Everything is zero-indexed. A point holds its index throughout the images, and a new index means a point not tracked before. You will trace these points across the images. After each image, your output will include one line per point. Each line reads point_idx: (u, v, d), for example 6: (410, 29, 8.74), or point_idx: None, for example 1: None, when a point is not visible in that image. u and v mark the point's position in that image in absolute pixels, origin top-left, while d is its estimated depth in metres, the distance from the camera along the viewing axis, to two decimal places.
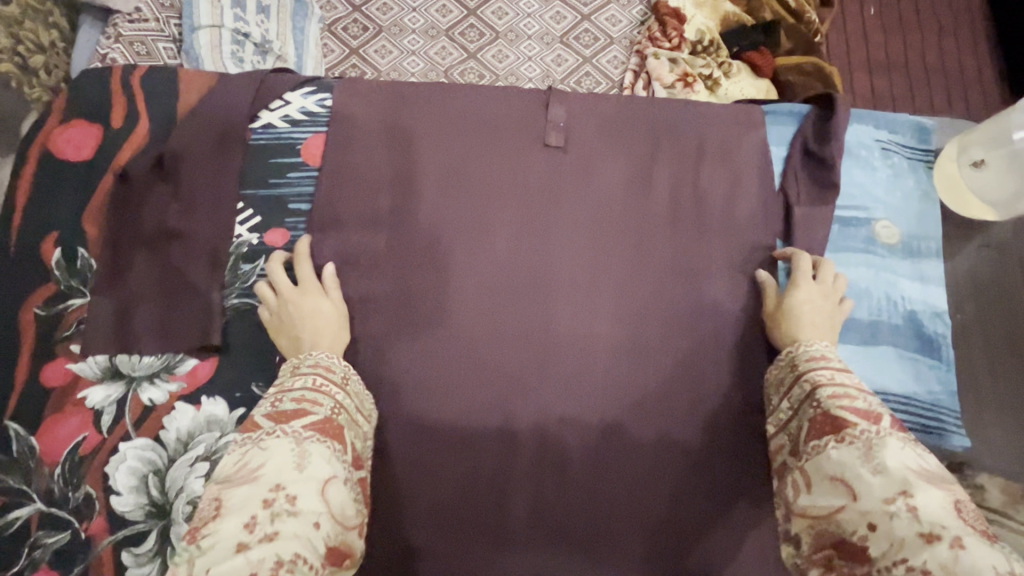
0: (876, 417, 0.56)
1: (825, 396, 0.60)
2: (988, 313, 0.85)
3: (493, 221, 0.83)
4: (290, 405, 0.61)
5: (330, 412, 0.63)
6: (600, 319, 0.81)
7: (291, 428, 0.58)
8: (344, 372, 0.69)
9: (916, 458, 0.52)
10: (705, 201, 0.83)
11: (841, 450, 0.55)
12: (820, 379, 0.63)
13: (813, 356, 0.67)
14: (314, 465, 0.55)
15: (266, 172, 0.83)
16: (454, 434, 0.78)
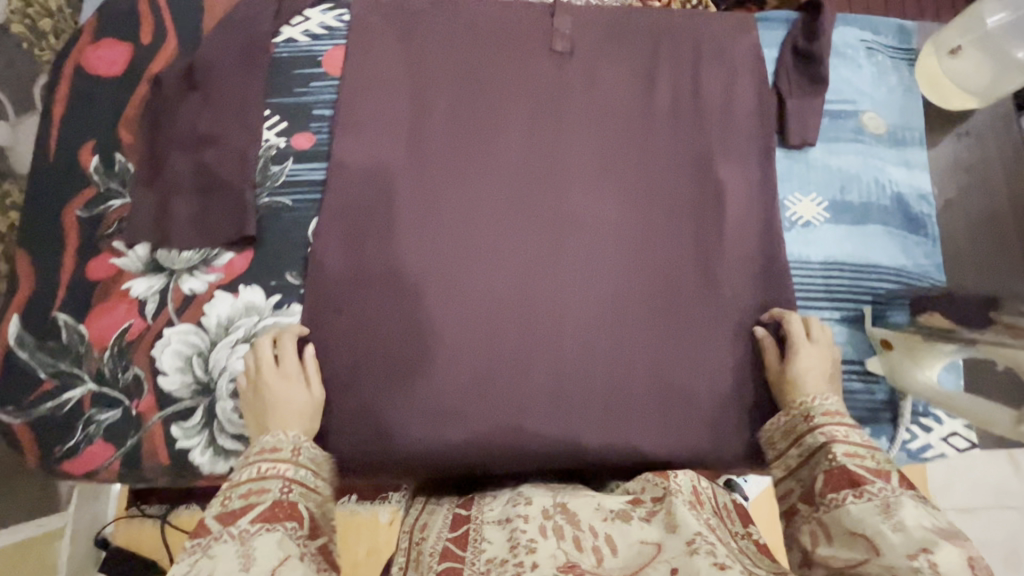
0: (887, 475, 0.59)
1: (840, 453, 0.62)
2: (974, 193, 0.90)
3: (505, 121, 0.87)
4: (237, 503, 0.58)
5: (278, 494, 0.60)
6: (611, 205, 0.85)
7: (235, 527, 0.56)
8: (293, 446, 0.66)
9: (930, 516, 0.54)
10: (705, 98, 0.88)
11: (860, 505, 0.57)
12: (834, 436, 0.64)
13: (826, 412, 0.68)
14: (262, 554, 0.54)
15: (291, 82, 0.88)
16: (475, 320, 0.82)
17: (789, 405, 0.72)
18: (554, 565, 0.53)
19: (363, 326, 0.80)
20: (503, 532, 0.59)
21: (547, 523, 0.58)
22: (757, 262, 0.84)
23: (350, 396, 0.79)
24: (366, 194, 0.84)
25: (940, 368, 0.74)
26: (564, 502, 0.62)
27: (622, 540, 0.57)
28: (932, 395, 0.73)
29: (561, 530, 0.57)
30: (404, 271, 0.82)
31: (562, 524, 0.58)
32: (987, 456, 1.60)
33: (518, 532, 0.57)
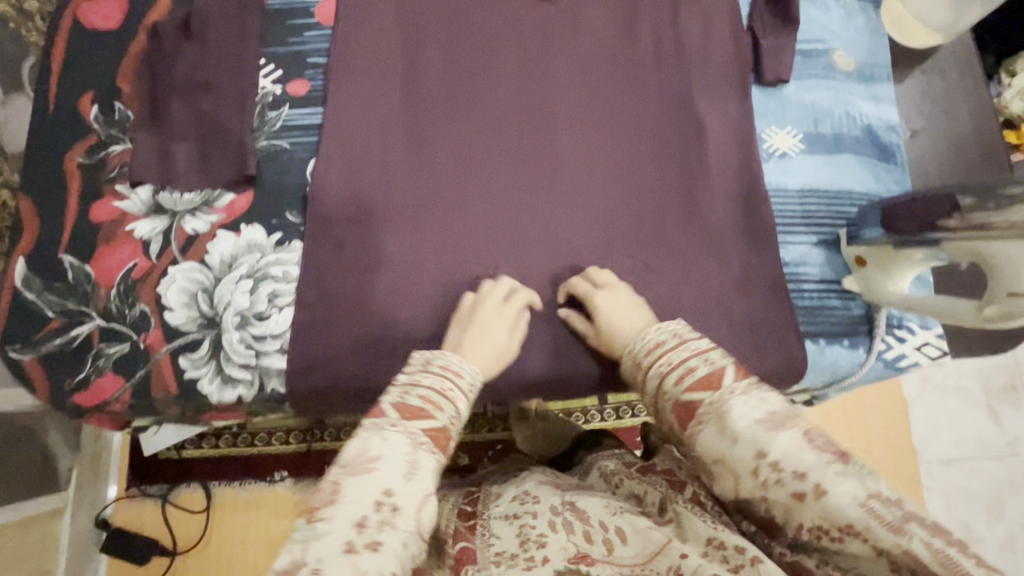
0: (717, 382, 0.52)
1: (671, 385, 0.55)
2: (939, 124, 0.95)
3: (494, 65, 0.91)
4: (415, 401, 0.55)
5: (450, 420, 0.55)
6: (597, 140, 0.89)
7: (411, 427, 0.52)
8: (472, 380, 0.61)
9: (758, 409, 0.49)
10: (684, 40, 0.93)
11: (704, 434, 0.51)
12: (662, 370, 0.57)
13: (650, 349, 0.60)
14: (426, 475, 0.50)
15: (285, 33, 0.91)
16: (471, 252, 0.85)
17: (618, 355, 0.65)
18: (564, 557, 0.53)
19: (365, 261, 0.83)
20: (512, 528, 0.60)
21: (556, 519, 0.58)
22: (737, 191, 0.88)
23: (352, 329, 0.81)
24: (363, 137, 0.87)
25: (909, 277, 0.79)
26: (572, 501, 0.61)
27: (632, 527, 0.56)
28: (903, 303, 0.78)
29: (570, 525, 0.57)
30: (403, 209, 0.85)
31: (571, 520, 0.58)
32: (968, 407, 1.66)
33: (528, 527, 0.58)
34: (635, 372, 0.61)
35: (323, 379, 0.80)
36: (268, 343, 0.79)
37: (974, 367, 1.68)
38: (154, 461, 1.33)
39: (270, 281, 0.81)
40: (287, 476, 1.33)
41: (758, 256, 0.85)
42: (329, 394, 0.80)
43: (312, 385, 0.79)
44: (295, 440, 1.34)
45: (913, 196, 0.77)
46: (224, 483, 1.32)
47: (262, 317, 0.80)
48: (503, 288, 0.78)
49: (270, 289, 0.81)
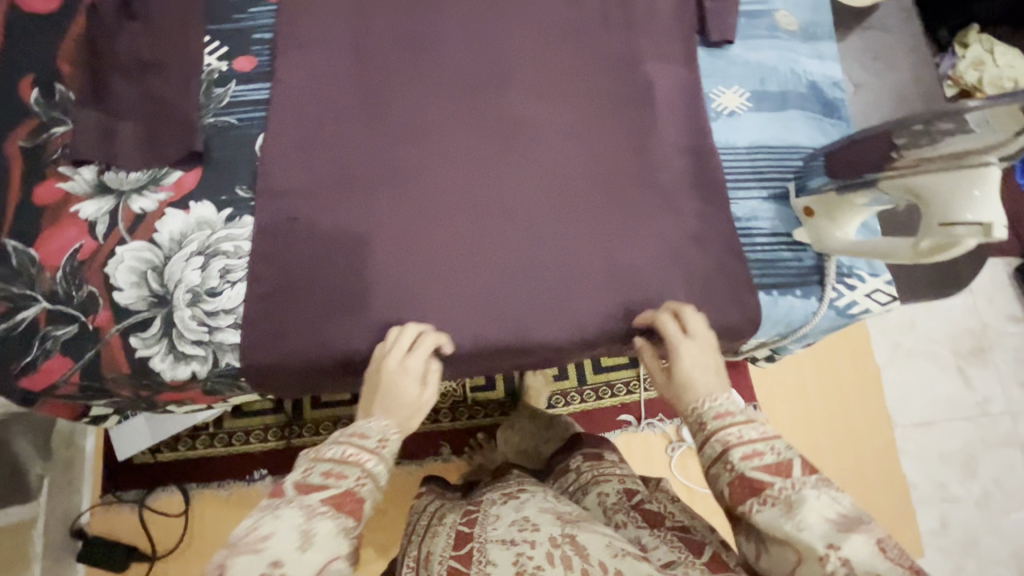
0: (788, 471, 0.58)
1: (736, 459, 0.60)
2: (885, 79, 0.97)
3: (443, 36, 0.91)
4: (317, 476, 0.60)
5: (355, 483, 0.61)
6: (549, 105, 0.89)
7: (308, 500, 0.58)
8: (380, 436, 0.65)
9: (831, 504, 0.55)
10: (630, 4, 0.93)
11: (766, 513, 0.56)
12: (731, 441, 0.61)
13: (717, 415, 0.64)
14: (320, 542, 0.56)
15: (229, 10, 0.90)
16: (428, 220, 0.85)
17: (683, 411, 0.67)
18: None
19: (320, 233, 0.83)
20: (509, 553, 0.65)
21: (553, 552, 0.63)
22: (688, 150, 0.89)
23: (309, 301, 0.80)
24: (313, 111, 0.86)
25: (853, 227, 0.81)
26: (573, 535, 0.65)
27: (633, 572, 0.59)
28: (851, 248, 0.79)
29: (568, 561, 0.62)
30: (356, 181, 0.85)
31: (570, 555, 0.62)
32: (940, 370, 1.70)
33: (524, 558, 0.63)
34: (697, 433, 0.65)
35: (281, 351, 0.79)
36: (221, 318, 0.78)
37: (943, 331, 1.72)
38: (131, 464, 1.29)
39: (222, 257, 0.80)
40: (267, 474, 1.31)
41: (711, 214, 0.86)
42: (290, 366, 0.80)
43: (270, 359, 0.79)
44: (274, 436, 1.33)
45: (848, 137, 0.78)
46: (202, 484, 1.30)
47: (214, 293, 0.79)
48: (409, 335, 0.77)
49: (222, 265, 0.80)
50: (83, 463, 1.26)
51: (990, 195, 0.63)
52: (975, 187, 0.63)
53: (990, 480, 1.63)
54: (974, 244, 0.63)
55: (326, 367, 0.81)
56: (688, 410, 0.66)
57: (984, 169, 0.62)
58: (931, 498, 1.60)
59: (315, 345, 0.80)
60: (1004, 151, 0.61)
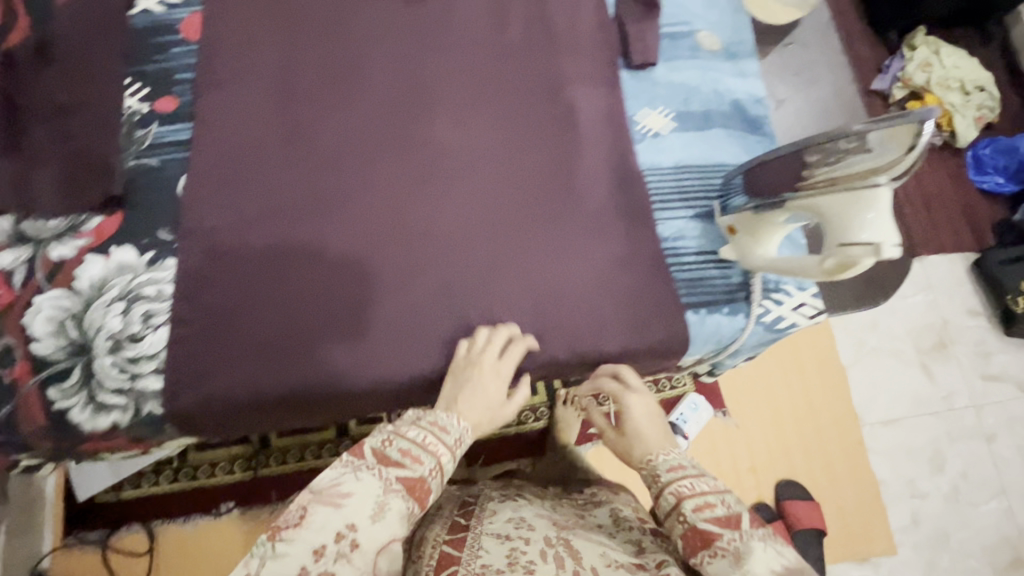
0: (737, 522, 0.63)
1: (688, 510, 0.66)
2: (804, 95, 0.99)
3: (367, 65, 0.91)
4: (395, 453, 0.66)
5: (427, 472, 0.67)
6: (473, 129, 0.90)
7: (387, 473, 0.65)
8: (457, 435, 0.72)
9: (776, 558, 0.59)
10: (554, 29, 0.95)
11: (715, 564, 0.61)
12: (685, 491, 0.67)
13: (671, 467, 0.71)
14: (390, 518, 0.62)
15: (150, 49, 0.90)
16: (361, 247, 0.84)
17: (636, 463, 0.75)
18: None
19: (250, 265, 0.82)
20: (502, 548, 0.68)
21: (547, 551, 0.66)
22: (613, 173, 0.90)
23: (242, 335, 0.79)
24: (235, 144, 0.86)
25: (775, 243, 0.82)
26: (567, 538, 0.69)
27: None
28: (770, 266, 0.80)
29: (561, 559, 0.65)
30: (287, 210, 0.84)
31: (563, 554, 0.66)
32: (902, 366, 1.69)
33: (518, 551, 0.66)
34: (652, 486, 0.72)
35: (215, 389, 0.77)
36: (143, 364, 0.77)
37: (904, 327, 1.73)
38: (91, 506, 1.26)
39: (144, 301, 0.79)
40: (234, 507, 1.29)
41: (636, 234, 0.88)
42: (229, 405, 0.78)
43: (207, 397, 0.77)
44: (240, 468, 1.30)
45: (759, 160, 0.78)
46: (168, 521, 1.27)
47: (136, 339, 0.78)
48: (500, 339, 0.80)
49: (143, 310, 0.79)
50: (44, 507, 1.22)
51: (880, 217, 0.66)
52: (869, 207, 0.65)
53: (958, 473, 1.62)
54: (869, 263, 0.65)
55: (264, 403, 0.78)
56: (642, 461, 0.74)
57: (877, 189, 0.65)
58: (901, 494, 1.58)
59: (250, 380, 0.78)
60: (893, 172, 0.63)
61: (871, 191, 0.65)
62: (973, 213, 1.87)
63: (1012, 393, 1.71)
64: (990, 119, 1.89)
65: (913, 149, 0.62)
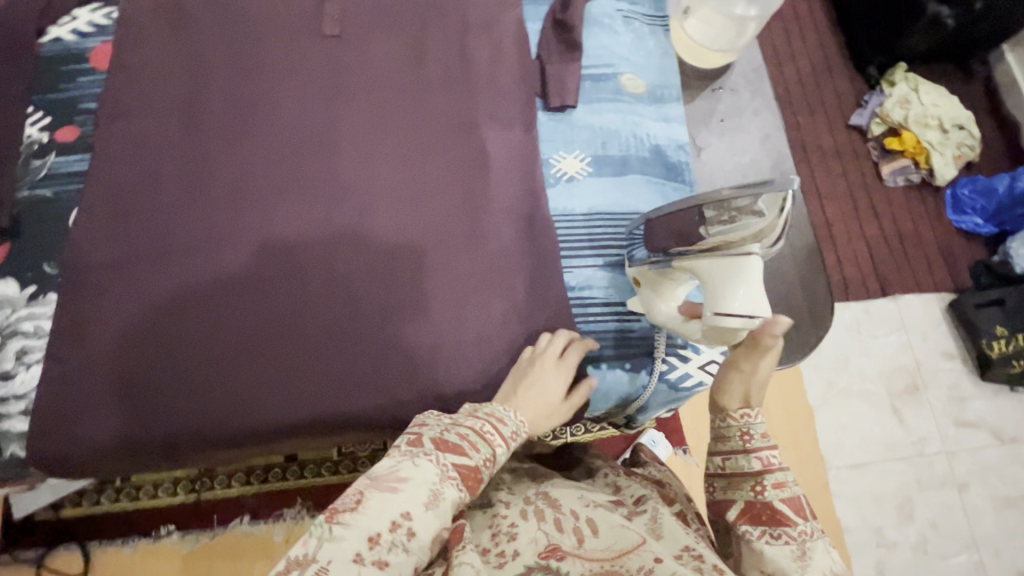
0: (808, 513, 0.56)
1: (769, 485, 0.58)
2: (731, 140, 0.97)
3: (274, 101, 0.90)
4: (454, 437, 0.59)
5: (482, 462, 0.59)
6: (379, 167, 0.89)
7: (444, 459, 0.56)
8: (515, 428, 0.64)
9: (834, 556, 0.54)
10: (472, 70, 0.94)
11: (775, 546, 0.54)
12: (771, 463, 0.59)
13: (765, 434, 0.60)
14: (444, 508, 0.54)
15: (57, 78, 0.89)
16: (335, 269, 0.84)
17: (726, 413, 0.62)
18: (534, 549, 0.55)
19: (149, 304, 0.80)
20: (487, 518, 0.63)
21: (527, 509, 0.61)
22: (522, 217, 0.88)
23: (138, 374, 0.77)
24: (132, 180, 0.85)
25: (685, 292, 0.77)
26: (547, 492, 0.64)
27: (604, 523, 0.57)
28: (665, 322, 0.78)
29: (542, 514, 0.60)
30: (194, 248, 0.83)
31: (543, 508, 0.61)
32: (873, 409, 1.59)
33: (499, 520, 0.60)
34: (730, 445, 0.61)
35: (108, 431, 0.76)
36: (11, 405, 0.75)
37: (875, 369, 1.62)
38: (28, 522, 1.15)
39: (20, 338, 0.77)
40: (175, 529, 1.18)
41: (541, 281, 0.85)
42: (139, 446, 0.77)
43: (112, 437, 0.76)
44: (184, 490, 1.19)
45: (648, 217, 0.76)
46: (106, 542, 1.16)
47: (7, 377, 0.76)
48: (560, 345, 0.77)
49: (19, 346, 0.77)
50: None
51: (753, 286, 0.65)
52: (740, 276, 0.64)
53: (928, 522, 1.51)
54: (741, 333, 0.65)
55: (171, 442, 0.77)
56: (737, 413, 0.61)
57: (749, 257, 0.64)
58: (865, 543, 1.47)
59: (155, 419, 0.77)
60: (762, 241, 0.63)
61: (743, 260, 0.64)
62: (949, 250, 1.76)
63: (988, 440, 1.60)
64: (972, 158, 1.80)
65: (783, 213, 0.60)
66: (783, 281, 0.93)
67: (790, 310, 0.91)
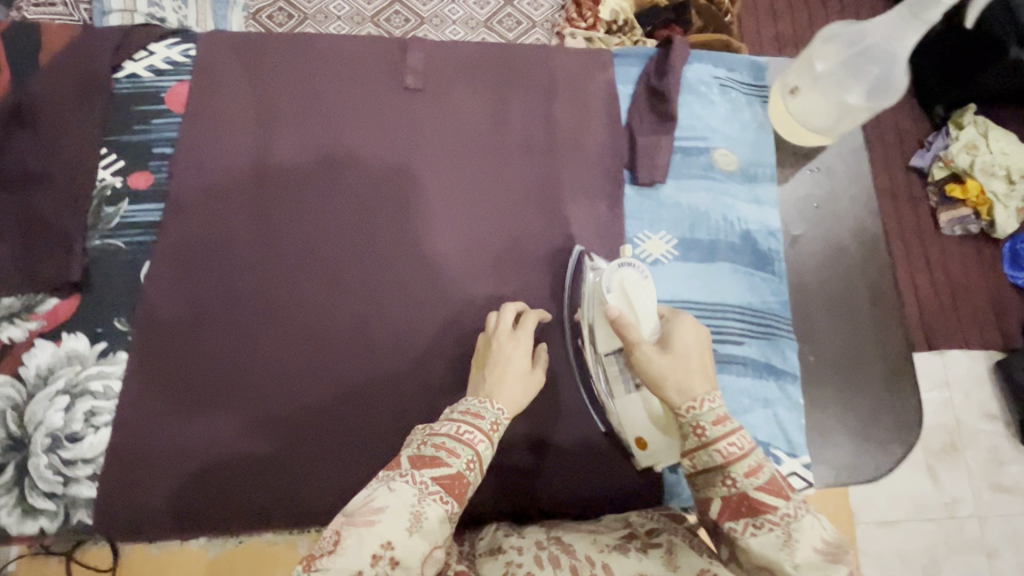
0: (787, 492, 0.54)
1: (739, 474, 0.56)
2: (819, 228, 0.91)
3: (348, 155, 0.87)
4: (428, 449, 0.58)
5: (464, 466, 0.59)
6: (454, 233, 0.86)
7: (421, 477, 0.56)
8: (494, 418, 0.64)
9: (822, 526, 0.53)
10: (556, 134, 0.90)
11: (761, 537, 0.53)
12: (730, 453, 0.56)
13: (717, 420, 0.57)
14: (428, 527, 0.54)
15: (130, 119, 0.86)
16: (395, 338, 0.82)
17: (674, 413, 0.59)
18: None
19: (213, 364, 0.78)
20: (498, 563, 0.61)
21: (541, 555, 0.60)
22: None
23: (201, 437, 0.76)
24: (202, 231, 0.82)
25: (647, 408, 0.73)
26: (557, 536, 0.64)
27: (621, 569, 0.58)
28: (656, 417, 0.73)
29: (556, 560, 0.59)
30: (260, 310, 0.81)
31: (556, 554, 0.60)
32: None
33: (514, 566, 0.60)
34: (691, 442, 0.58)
35: (166, 494, 0.74)
36: (78, 468, 0.73)
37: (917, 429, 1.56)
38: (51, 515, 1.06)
39: (88, 398, 0.75)
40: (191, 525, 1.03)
41: None
42: (197, 517, 0.74)
43: (171, 507, 0.74)
44: None
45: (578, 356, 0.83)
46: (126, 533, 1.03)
47: (75, 439, 0.74)
48: (511, 316, 0.77)
49: (87, 407, 0.75)
50: None
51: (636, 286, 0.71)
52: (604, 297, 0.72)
53: None
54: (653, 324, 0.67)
55: (226, 509, 0.75)
56: (682, 412, 0.58)
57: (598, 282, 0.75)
58: None
59: (217, 490, 0.75)
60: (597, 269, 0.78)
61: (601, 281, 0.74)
62: None
63: None
64: None
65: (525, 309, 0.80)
66: (874, 388, 0.85)
67: (874, 413, 0.85)
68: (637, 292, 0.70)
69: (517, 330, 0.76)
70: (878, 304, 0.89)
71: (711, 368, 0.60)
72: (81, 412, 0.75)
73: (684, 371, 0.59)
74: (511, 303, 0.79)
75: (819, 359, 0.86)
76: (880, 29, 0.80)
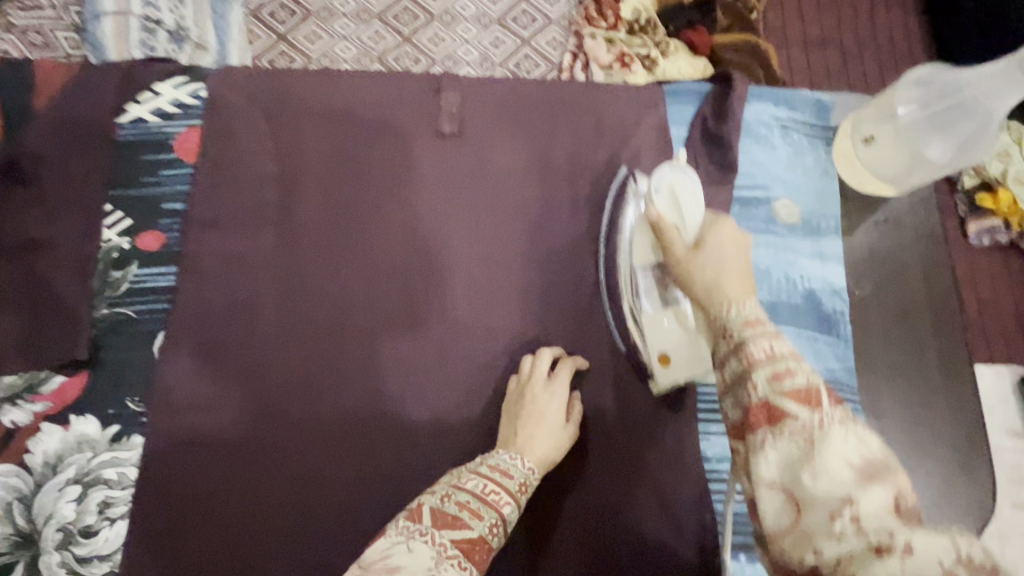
0: (819, 401, 0.42)
1: (760, 376, 0.44)
2: (886, 287, 0.85)
3: (378, 208, 0.79)
4: (452, 507, 0.55)
5: (487, 530, 0.55)
6: (494, 295, 0.78)
7: (440, 538, 0.52)
8: (522, 479, 0.61)
9: (861, 444, 0.39)
10: (604, 183, 0.82)
11: (779, 448, 0.41)
12: (755, 355, 0.45)
13: (749, 322, 0.48)
14: None
15: (136, 170, 0.78)
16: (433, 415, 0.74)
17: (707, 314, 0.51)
18: None
19: (236, 448, 0.71)
20: None
21: None
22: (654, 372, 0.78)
23: (223, 532, 0.69)
24: (221, 298, 0.75)
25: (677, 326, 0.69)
26: None
27: None
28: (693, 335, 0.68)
29: None
30: (287, 386, 0.73)
31: None
32: None
33: None
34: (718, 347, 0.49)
35: None
36: (93, 566, 0.67)
37: None
38: None
39: (102, 487, 0.69)
40: None
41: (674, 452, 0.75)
42: None
43: None
44: None
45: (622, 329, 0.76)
46: None
47: (89, 533, 0.67)
48: (546, 362, 0.72)
49: (101, 497, 0.68)
50: None
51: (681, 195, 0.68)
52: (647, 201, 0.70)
53: None
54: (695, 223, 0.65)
55: None
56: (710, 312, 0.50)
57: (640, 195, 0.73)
58: None
59: None
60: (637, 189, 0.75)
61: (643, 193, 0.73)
62: None
63: None
64: None
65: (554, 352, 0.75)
66: (944, 465, 0.79)
67: (947, 490, 0.79)
68: (686, 195, 0.68)
69: (550, 378, 0.72)
70: (949, 370, 0.82)
71: (747, 272, 0.54)
72: (94, 503, 0.68)
73: (718, 266, 0.54)
74: (548, 345, 0.75)
75: (888, 434, 0.79)
76: (976, 80, 0.74)
